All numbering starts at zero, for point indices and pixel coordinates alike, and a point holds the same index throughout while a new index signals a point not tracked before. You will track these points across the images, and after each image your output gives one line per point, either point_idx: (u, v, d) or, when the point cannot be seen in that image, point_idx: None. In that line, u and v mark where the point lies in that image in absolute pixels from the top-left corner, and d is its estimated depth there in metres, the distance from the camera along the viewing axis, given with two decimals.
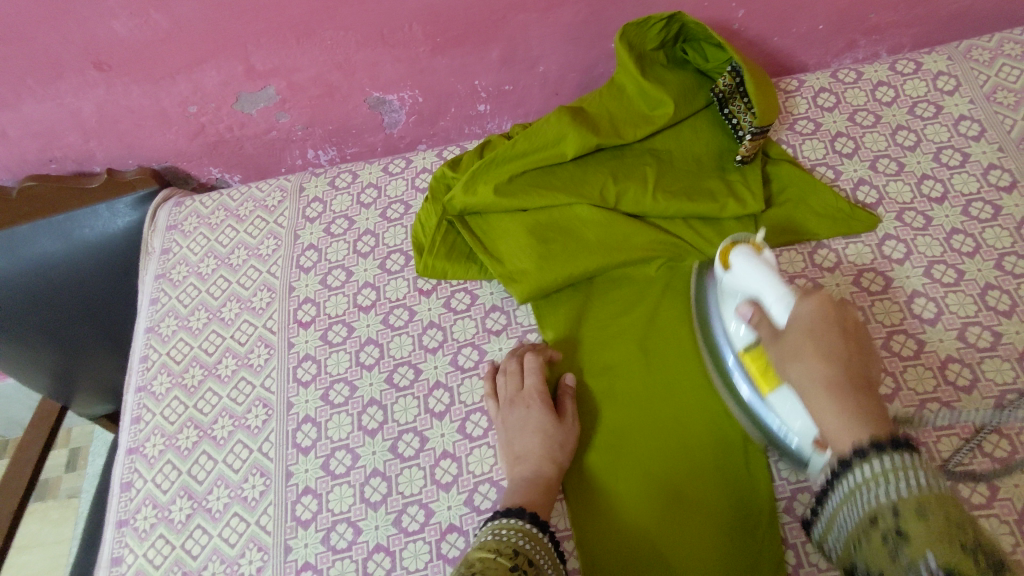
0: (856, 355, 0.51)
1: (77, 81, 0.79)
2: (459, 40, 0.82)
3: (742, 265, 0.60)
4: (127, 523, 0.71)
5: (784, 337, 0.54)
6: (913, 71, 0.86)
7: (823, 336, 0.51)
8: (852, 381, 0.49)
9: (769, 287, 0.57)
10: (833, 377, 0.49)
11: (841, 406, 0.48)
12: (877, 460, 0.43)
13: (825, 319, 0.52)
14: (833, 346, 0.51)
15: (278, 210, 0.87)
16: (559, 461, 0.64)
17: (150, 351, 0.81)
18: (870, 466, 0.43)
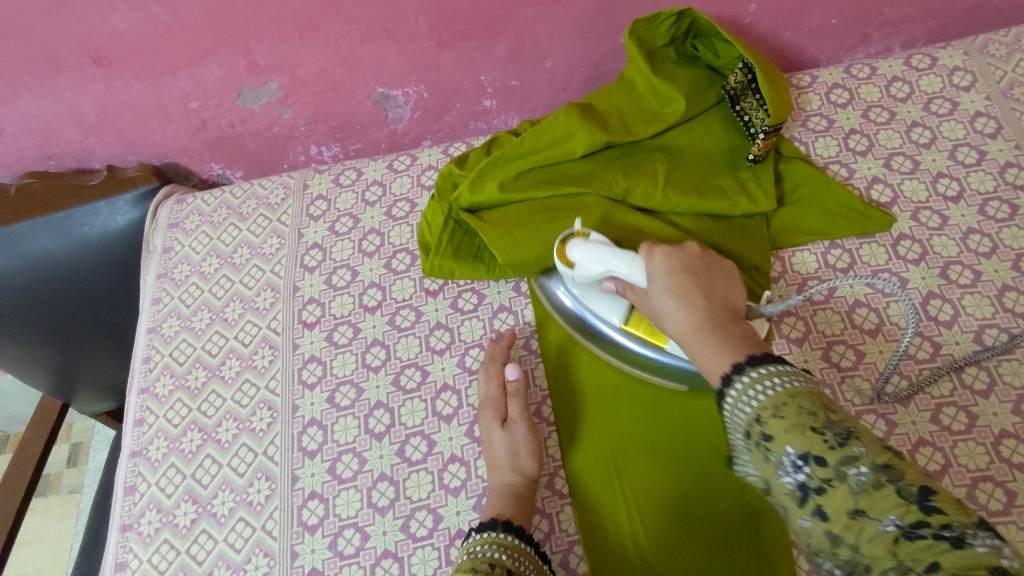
0: (711, 292, 0.54)
1: (76, 77, 0.77)
2: (465, 34, 0.80)
3: (582, 252, 0.64)
4: (131, 527, 0.70)
5: (650, 289, 0.56)
6: (928, 66, 0.84)
7: (681, 279, 0.54)
8: (716, 315, 0.51)
9: (620, 257, 0.60)
10: (700, 316, 0.51)
11: (721, 337, 0.49)
12: (743, 372, 0.44)
13: (677, 264, 0.56)
14: (692, 288, 0.54)
15: (281, 207, 0.86)
16: (511, 468, 0.63)
17: (153, 352, 0.79)
18: (740, 378, 0.44)
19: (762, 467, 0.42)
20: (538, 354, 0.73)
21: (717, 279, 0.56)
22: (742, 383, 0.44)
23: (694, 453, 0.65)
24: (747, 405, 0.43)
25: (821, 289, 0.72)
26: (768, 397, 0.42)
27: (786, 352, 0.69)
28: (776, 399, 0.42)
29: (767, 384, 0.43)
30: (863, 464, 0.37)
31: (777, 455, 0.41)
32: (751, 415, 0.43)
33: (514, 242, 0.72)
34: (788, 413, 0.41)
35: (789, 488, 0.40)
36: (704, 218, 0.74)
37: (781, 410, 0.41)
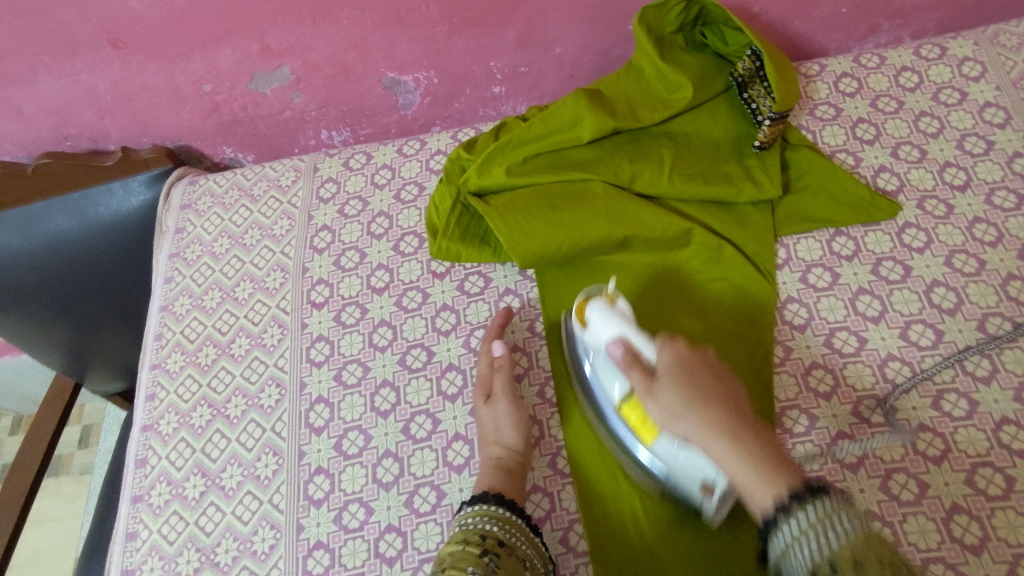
0: (732, 398, 0.52)
1: (93, 58, 0.79)
2: (475, 20, 0.81)
3: (599, 316, 0.61)
4: (141, 499, 0.71)
5: (662, 387, 0.53)
6: (938, 56, 0.84)
7: (701, 381, 0.52)
8: (743, 429, 0.50)
9: (636, 332, 0.58)
10: (733, 428, 0.49)
11: (747, 453, 0.48)
12: (803, 511, 0.44)
13: (694, 364, 0.54)
14: (714, 393, 0.52)
15: (291, 190, 0.87)
16: (494, 443, 0.65)
17: (165, 329, 0.81)
18: (797, 520, 0.44)
19: None
20: (541, 336, 0.74)
21: (730, 385, 0.54)
22: (812, 524, 0.44)
23: None
24: (821, 550, 0.42)
25: (825, 276, 0.72)
26: (849, 544, 0.42)
27: (788, 338, 0.70)
28: (857, 547, 0.42)
29: (836, 527, 0.43)
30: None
31: None
32: (819, 560, 0.42)
33: (518, 222, 0.72)
34: (869, 563, 0.41)
35: None
36: (708, 205, 0.75)
37: (866, 562, 0.41)
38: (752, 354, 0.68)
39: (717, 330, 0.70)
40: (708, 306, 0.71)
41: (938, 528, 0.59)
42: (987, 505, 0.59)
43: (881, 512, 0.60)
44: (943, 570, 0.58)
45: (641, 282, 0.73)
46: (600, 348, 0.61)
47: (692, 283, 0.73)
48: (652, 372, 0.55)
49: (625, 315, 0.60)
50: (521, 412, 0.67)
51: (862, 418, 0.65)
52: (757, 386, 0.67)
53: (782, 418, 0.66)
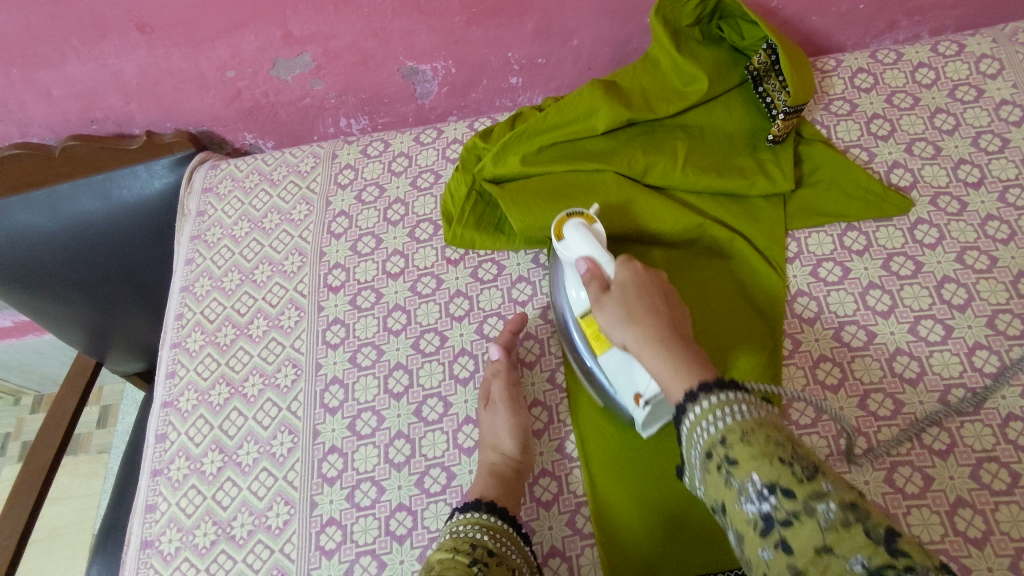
0: (671, 321, 0.56)
1: (121, 43, 0.80)
2: (494, 11, 0.82)
3: (574, 234, 0.62)
4: (161, 472, 0.73)
5: (611, 296, 0.58)
6: (955, 53, 0.84)
7: (646, 302, 0.56)
8: (677, 339, 0.54)
9: (599, 249, 0.61)
10: (663, 337, 0.54)
11: (672, 357, 0.52)
12: (705, 398, 0.47)
13: (641, 286, 0.58)
14: (654, 312, 0.56)
15: (310, 175, 0.89)
16: (493, 447, 0.66)
17: (185, 309, 0.83)
18: (699, 406, 0.47)
19: (716, 490, 0.45)
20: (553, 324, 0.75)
21: (675, 308, 0.58)
22: (708, 409, 0.46)
23: None
24: (715, 428, 0.45)
25: (836, 271, 0.73)
26: (740, 423, 0.45)
27: (797, 331, 0.70)
28: (748, 427, 0.44)
29: (731, 413, 0.45)
30: (832, 502, 0.40)
31: (742, 482, 0.43)
32: (713, 439, 0.45)
33: (530, 212, 0.74)
34: (756, 440, 0.43)
35: (749, 517, 0.42)
36: (721, 198, 0.75)
37: (752, 437, 0.43)
38: (760, 346, 0.69)
39: (726, 322, 0.70)
40: (717, 296, 0.72)
41: (940, 520, 0.60)
42: (991, 499, 0.60)
43: (885, 504, 0.61)
44: (945, 562, 0.58)
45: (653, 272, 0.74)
46: (570, 263, 0.64)
47: (703, 275, 0.73)
48: (608, 287, 0.59)
49: (598, 235, 0.63)
50: (520, 418, 0.67)
51: (869, 411, 0.65)
52: (764, 377, 0.68)
53: (788, 410, 0.67)
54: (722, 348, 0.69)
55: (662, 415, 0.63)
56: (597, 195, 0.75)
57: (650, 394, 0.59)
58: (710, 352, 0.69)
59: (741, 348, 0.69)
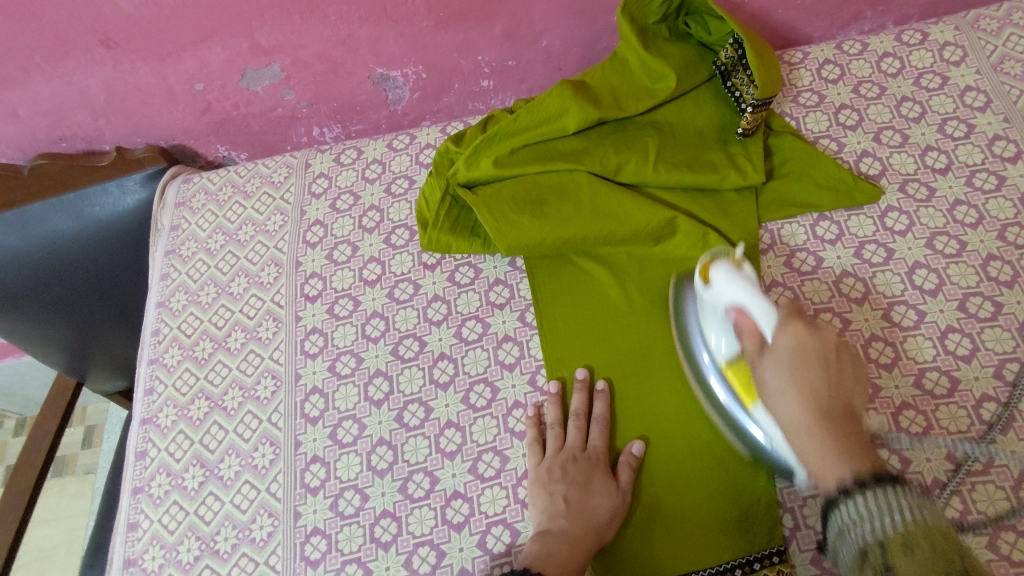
0: (834, 392, 0.51)
1: (85, 59, 0.80)
2: (461, 14, 0.82)
3: (722, 276, 0.62)
4: (142, 490, 0.73)
5: (770, 351, 0.54)
6: (919, 42, 0.85)
7: (801, 370, 0.52)
8: (834, 411, 0.51)
9: (754, 299, 0.58)
10: (816, 413, 0.50)
11: (824, 446, 0.49)
12: (862, 495, 0.47)
13: (804, 355, 0.52)
14: (811, 384, 0.51)
15: (284, 185, 0.88)
16: (603, 536, 0.62)
17: (162, 325, 0.82)
18: (862, 500, 0.47)
19: None
20: (532, 326, 0.74)
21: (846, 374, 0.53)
22: (864, 505, 0.46)
23: (683, 424, 0.67)
24: (874, 532, 0.45)
25: (809, 260, 0.74)
26: (905, 532, 0.44)
27: None
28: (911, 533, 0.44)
29: (901, 514, 0.45)
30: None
31: None
32: (870, 543, 0.45)
33: (505, 216, 0.74)
34: (920, 551, 0.43)
35: None
36: (693, 194, 0.76)
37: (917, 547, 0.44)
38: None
39: None
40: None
41: None
42: (968, 480, 0.61)
43: None
44: None
45: (631, 272, 0.75)
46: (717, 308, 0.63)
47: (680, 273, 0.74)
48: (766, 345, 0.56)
49: (748, 280, 0.61)
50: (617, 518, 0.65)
51: None
52: None
53: None
54: None
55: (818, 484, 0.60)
56: (570, 197, 0.75)
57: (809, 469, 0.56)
58: None
59: None
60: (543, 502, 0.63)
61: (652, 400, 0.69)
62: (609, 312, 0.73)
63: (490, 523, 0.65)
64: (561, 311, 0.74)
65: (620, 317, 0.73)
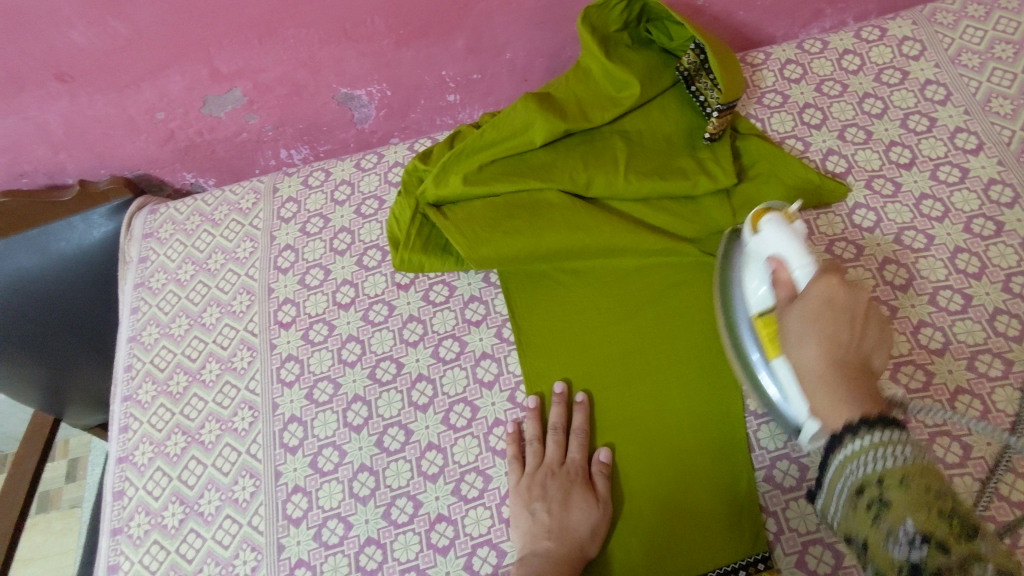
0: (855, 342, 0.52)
1: (41, 93, 0.78)
2: (423, 31, 0.81)
3: (769, 231, 0.61)
4: (121, 531, 0.71)
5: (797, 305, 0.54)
6: (878, 38, 0.86)
7: (828, 320, 0.52)
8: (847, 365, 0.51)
9: (795, 255, 0.58)
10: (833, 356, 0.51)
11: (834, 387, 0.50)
12: (866, 434, 0.46)
13: (832, 305, 0.52)
14: (834, 332, 0.51)
15: (252, 212, 0.87)
16: (587, 548, 0.61)
17: (134, 360, 0.81)
18: (859, 441, 0.46)
19: (859, 527, 0.45)
20: (509, 342, 0.74)
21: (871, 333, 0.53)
22: (869, 445, 0.45)
23: (664, 433, 0.67)
24: (874, 468, 0.45)
25: None
26: (898, 468, 0.44)
27: None
28: (909, 472, 0.43)
29: (893, 455, 0.44)
30: (989, 563, 0.39)
31: (892, 525, 0.42)
32: (868, 477, 0.45)
33: (475, 236, 0.74)
34: (914, 487, 0.42)
35: (896, 560, 0.42)
36: (665, 200, 0.76)
37: (912, 483, 0.43)
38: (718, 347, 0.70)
39: (679, 326, 0.71)
40: (670, 301, 0.73)
41: None
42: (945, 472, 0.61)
43: None
44: None
45: (605, 281, 0.75)
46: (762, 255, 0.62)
47: (654, 280, 0.74)
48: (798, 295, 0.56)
49: (798, 237, 0.59)
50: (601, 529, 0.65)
51: None
52: (719, 375, 0.68)
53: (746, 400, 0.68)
54: (677, 351, 0.70)
55: None
56: (540, 210, 0.75)
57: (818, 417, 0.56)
58: (667, 356, 0.70)
59: (694, 347, 0.70)
60: (525, 523, 0.63)
61: (631, 410, 0.69)
62: (586, 323, 0.73)
63: (475, 544, 0.65)
64: (538, 324, 0.74)
65: (597, 327, 0.73)
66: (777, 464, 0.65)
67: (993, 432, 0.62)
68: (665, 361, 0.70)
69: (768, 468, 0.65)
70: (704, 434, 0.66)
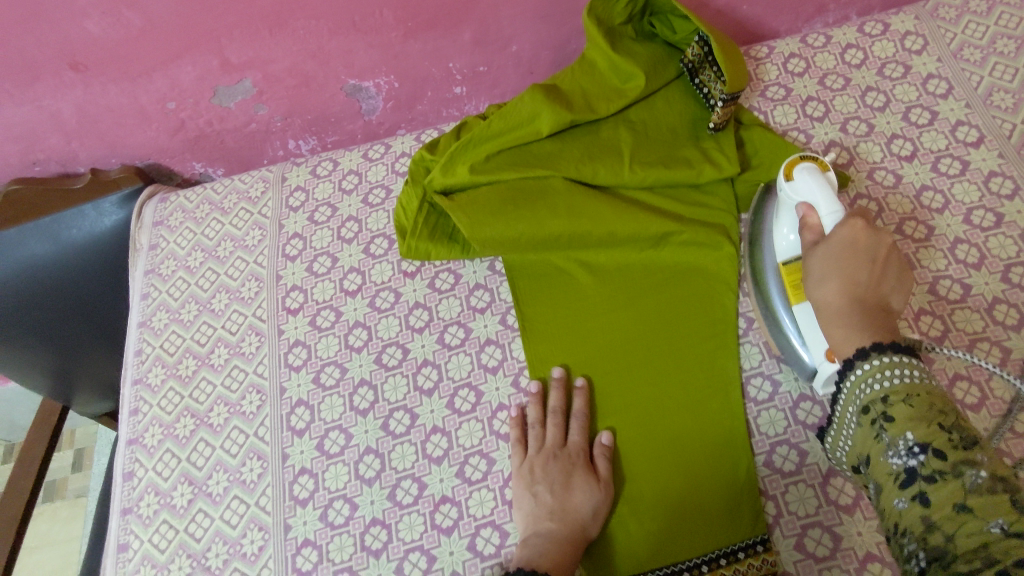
0: (875, 281, 0.55)
1: (55, 83, 0.80)
2: (430, 23, 0.82)
3: (798, 181, 0.64)
4: (131, 511, 0.73)
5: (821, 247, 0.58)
6: (881, 32, 0.87)
7: (850, 259, 0.55)
8: (865, 302, 0.54)
9: (825, 201, 0.61)
10: (851, 292, 0.54)
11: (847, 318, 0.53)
12: (876, 357, 0.49)
13: (854, 246, 0.56)
14: (855, 271, 0.55)
15: (261, 200, 0.89)
16: (589, 527, 0.62)
17: (145, 345, 0.82)
18: (870, 363, 0.50)
19: (865, 444, 0.49)
20: (514, 329, 0.75)
21: (893, 276, 0.56)
22: (880, 367, 0.49)
23: (667, 417, 0.68)
24: (879, 388, 0.48)
25: None
26: (903, 386, 0.47)
27: (749, 309, 0.73)
28: (914, 391, 0.47)
29: (899, 374, 0.48)
30: (983, 469, 0.41)
31: (893, 438, 0.46)
32: (873, 396, 0.49)
33: (481, 222, 0.74)
34: (917, 404, 0.46)
35: (892, 470, 0.45)
36: (669, 190, 0.77)
37: (914, 400, 0.46)
38: (719, 335, 0.71)
39: (683, 313, 0.72)
40: (672, 290, 0.73)
41: None
42: None
43: None
44: None
45: (608, 271, 0.76)
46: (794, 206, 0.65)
47: (658, 268, 0.75)
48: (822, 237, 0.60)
49: (829, 186, 0.63)
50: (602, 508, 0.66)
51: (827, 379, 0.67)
52: (721, 360, 0.70)
53: (747, 386, 0.69)
54: (680, 337, 0.71)
55: None
56: (543, 201, 0.76)
57: None
58: (671, 343, 0.71)
59: (696, 334, 0.71)
60: (528, 504, 0.64)
61: (632, 396, 0.70)
62: (588, 311, 0.74)
63: (479, 525, 0.66)
64: (543, 311, 0.75)
65: (600, 316, 0.74)
66: (776, 450, 0.66)
67: (990, 418, 0.63)
68: (666, 348, 0.71)
69: (768, 453, 0.66)
70: (704, 420, 0.67)
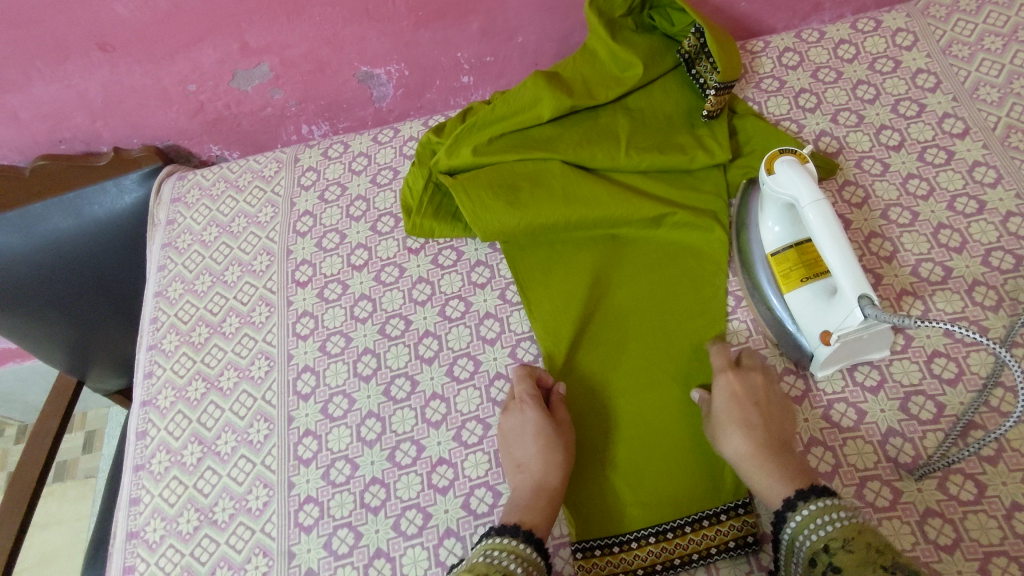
0: (768, 424, 0.64)
1: (84, 62, 0.84)
2: (440, 13, 0.86)
3: (784, 174, 0.67)
4: (143, 467, 0.76)
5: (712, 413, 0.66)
6: (873, 29, 0.90)
7: (743, 409, 0.64)
8: (771, 447, 0.62)
9: (806, 192, 0.64)
10: (757, 444, 0.62)
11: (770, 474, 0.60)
12: (807, 506, 0.56)
13: (738, 394, 0.65)
14: (750, 419, 0.63)
15: (274, 179, 0.93)
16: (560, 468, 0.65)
17: (160, 313, 0.86)
18: (802, 513, 0.56)
19: None
20: (512, 303, 0.79)
21: (777, 413, 0.65)
22: (812, 515, 0.55)
23: (654, 389, 0.71)
24: (817, 537, 0.54)
25: None
26: (840, 531, 0.53)
27: (736, 287, 0.76)
28: (848, 535, 0.52)
29: (832, 520, 0.54)
30: None
31: None
32: (818, 547, 0.53)
33: (482, 200, 0.78)
34: (858, 549, 0.51)
35: None
36: (664, 174, 0.81)
37: (853, 545, 0.51)
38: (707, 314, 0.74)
39: (674, 292, 0.75)
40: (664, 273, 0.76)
41: (873, 450, 0.65)
42: (918, 428, 0.65)
43: (823, 438, 0.67)
44: (878, 487, 0.63)
45: (603, 254, 0.78)
46: (778, 198, 0.68)
47: (651, 249, 0.78)
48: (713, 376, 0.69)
49: (811, 177, 0.66)
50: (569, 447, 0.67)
51: None
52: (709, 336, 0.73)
53: None
54: (669, 315, 0.74)
55: (843, 355, 0.67)
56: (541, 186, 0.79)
57: (841, 332, 0.63)
58: (660, 320, 0.74)
59: (685, 312, 0.74)
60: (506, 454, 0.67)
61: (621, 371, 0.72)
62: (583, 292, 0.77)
63: (473, 485, 0.69)
64: (539, 287, 0.77)
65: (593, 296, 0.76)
66: None
67: (966, 392, 0.66)
68: (654, 325, 0.74)
69: None
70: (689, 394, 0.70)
